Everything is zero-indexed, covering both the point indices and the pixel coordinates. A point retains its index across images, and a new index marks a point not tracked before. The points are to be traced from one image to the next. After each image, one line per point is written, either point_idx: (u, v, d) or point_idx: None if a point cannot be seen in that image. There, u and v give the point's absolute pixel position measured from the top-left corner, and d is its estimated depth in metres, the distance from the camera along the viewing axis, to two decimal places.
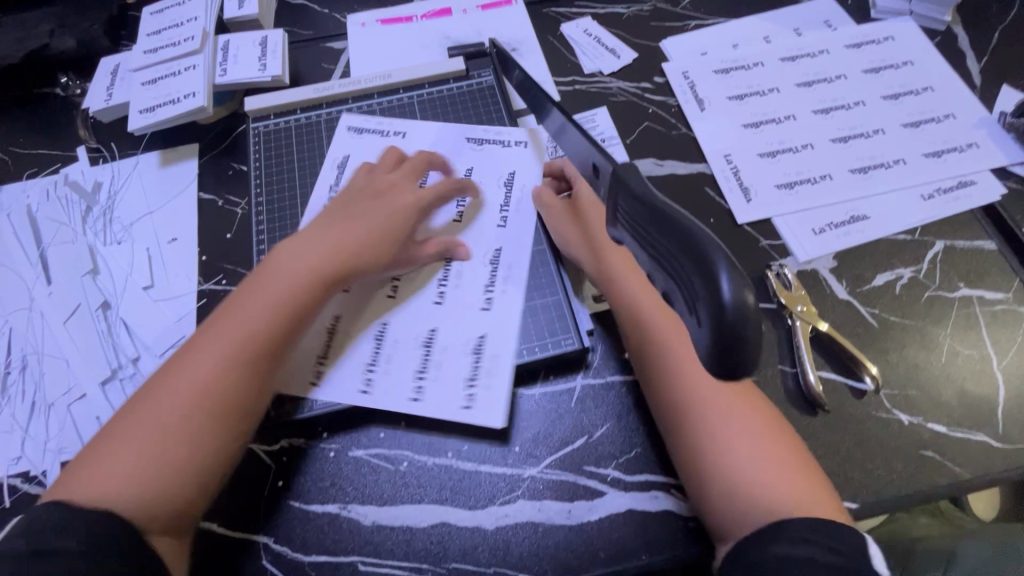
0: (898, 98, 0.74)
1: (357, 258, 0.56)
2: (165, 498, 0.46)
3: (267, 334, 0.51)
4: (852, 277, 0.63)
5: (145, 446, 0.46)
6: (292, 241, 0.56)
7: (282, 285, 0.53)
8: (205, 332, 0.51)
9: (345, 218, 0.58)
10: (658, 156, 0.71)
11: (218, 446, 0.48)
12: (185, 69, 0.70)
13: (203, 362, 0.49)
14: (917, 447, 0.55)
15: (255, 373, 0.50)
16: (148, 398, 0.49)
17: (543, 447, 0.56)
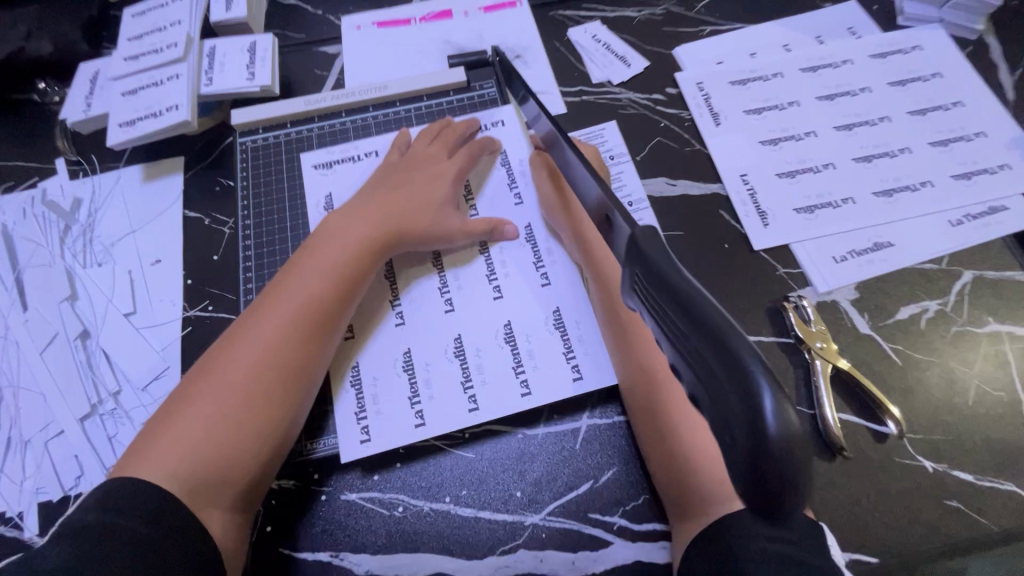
0: (926, 113, 0.70)
1: (401, 232, 0.58)
2: (228, 467, 0.47)
3: (319, 312, 0.53)
4: (875, 309, 0.59)
5: (207, 416, 0.48)
6: (336, 219, 0.58)
7: (334, 258, 0.55)
8: (260, 307, 0.53)
9: (385, 196, 0.59)
10: (670, 174, 0.68)
11: (278, 415, 0.50)
12: (168, 79, 0.66)
13: (262, 334, 0.51)
14: (941, 496, 0.52)
15: (311, 345, 0.53)
16: (206, 372, 0.50)
17: (546, 492, 0.53)
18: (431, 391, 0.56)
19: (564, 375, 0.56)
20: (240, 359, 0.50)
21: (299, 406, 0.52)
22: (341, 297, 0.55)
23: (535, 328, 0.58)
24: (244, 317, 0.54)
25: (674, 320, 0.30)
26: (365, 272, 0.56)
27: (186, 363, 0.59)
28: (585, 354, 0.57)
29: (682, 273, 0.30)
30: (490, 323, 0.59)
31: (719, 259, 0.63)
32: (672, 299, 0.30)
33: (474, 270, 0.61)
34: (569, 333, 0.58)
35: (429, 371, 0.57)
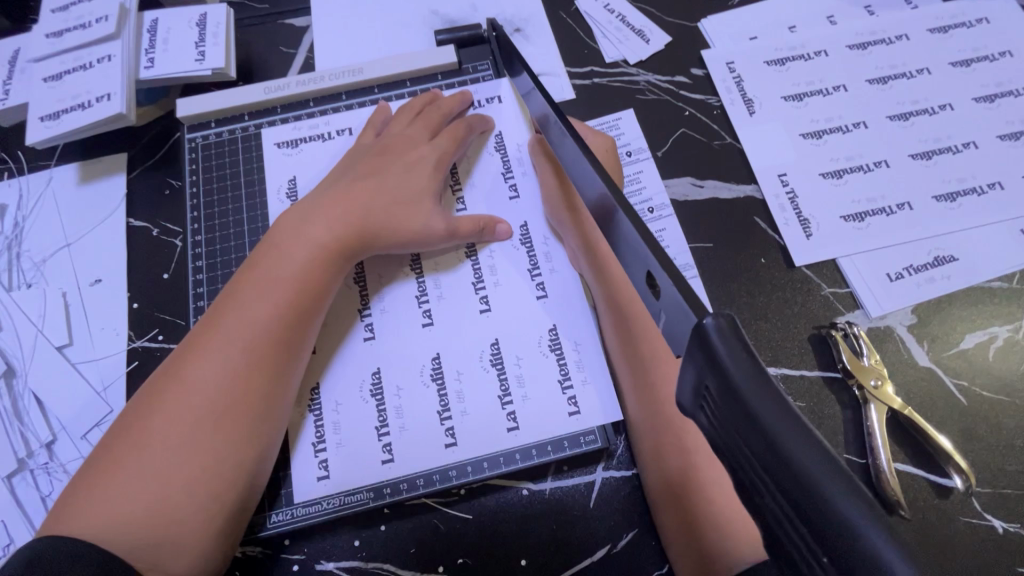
0: (993, 100, 0.60)
1: (375, 229, 0.48)
2: (172, 531, 0.38)
3: (283, 326, 0.44)
4: (936, 338, 0.51)
5: (144, 468, 0.38)
6: (292, 215, 0.48)
7: (293, 263, 0.45)
8: (205, 326, 0.43)
9: (358, 184, 0.49)
10: (697, 174, 0.58)
11: (235, 460, 0.40)
12: (98, 61, 0.54)
13: (208, 362, 0.41)
14: (1014, 561, 0.45)
15: (271, 371, 0.43)
16: (143, 410, 0.40)
17: (557, 560, 0.45)
18: (403, 421, 0.45)
19: (557, 407, 0.45)
20: (182, 393, 0.40)
21: (261, 448, 0.42)
22: (304, 311, 0.45)
23: (524, 349, 0.47)
24: (187, 339, 0.43)
25: (806, 524, 0.21)
26: (332, 279, 0.46)
27: None
28: (584, 383, 0.46)
29: (819, 454, 0.21)
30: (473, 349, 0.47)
31: (754, 275, 0.54)
32: (801, 494, 0.21)
33: (460, 279, 0.49)
34: (567, 356, 0.46)
35: (402, 398, 0.46)
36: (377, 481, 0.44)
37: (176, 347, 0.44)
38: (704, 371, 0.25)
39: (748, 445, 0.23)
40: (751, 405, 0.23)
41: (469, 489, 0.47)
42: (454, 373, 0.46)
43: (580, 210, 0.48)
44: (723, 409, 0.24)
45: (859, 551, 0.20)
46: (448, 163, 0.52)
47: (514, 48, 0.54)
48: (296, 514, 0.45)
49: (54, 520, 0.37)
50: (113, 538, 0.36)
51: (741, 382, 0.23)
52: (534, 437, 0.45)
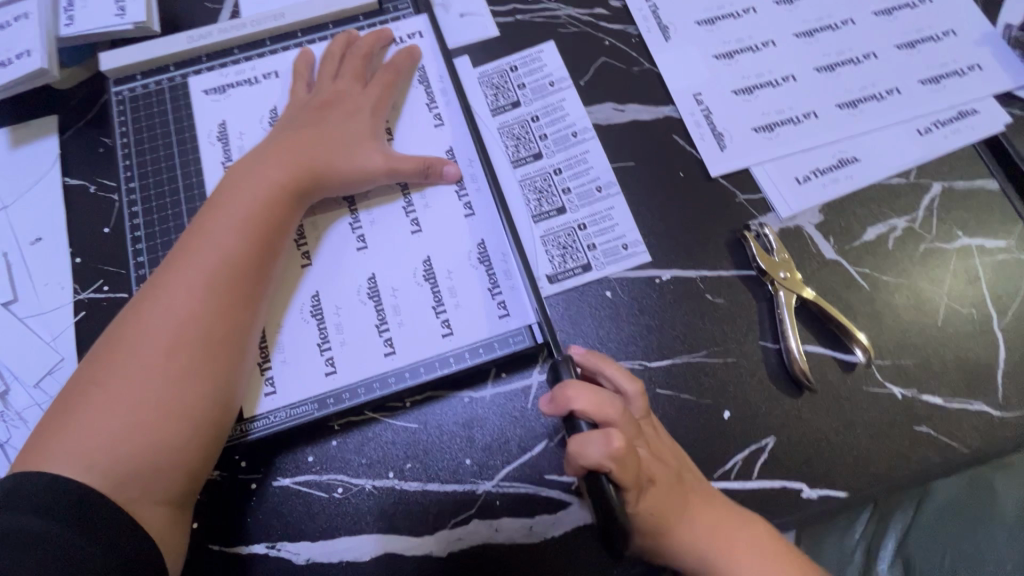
0: (892, 13, 0.63)
1: (325, 171, 0.49)
2: (157, 456, 0.40)
3: (244, 261, 0.45)
4: (841, 233, 0.55)
5: (124, 400, 0.40)
6: (247, 160, 0.50)
7: (249, 203, 0.47)
8: (169, 265, 0.45)
9: (303, 129, 0.51)
10: (617, 100, 0.60)
11: (211, 390, 0.43)
12: (15, 19, 0.54)
13: (178, 299, 0.43)
14: (912, 422, 0.50)
15: (238, 305, 0.45)
16: (118, 348, 0.42)
17: (499, 457, 0.49)
18: (343, 335, 0.49)
19: (488, 313, 0.50)
20: (156, 329, 0.42)
21: (236, 377, 0.44)
22: (265, 248, 0.47)
23: (452, 263, 0.51)
24: (151, 280, 0.45)
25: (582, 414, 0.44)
26: (289, 217, 0.48)
27: (82, 352, 0.51)
28: (511, 288, 0.50)
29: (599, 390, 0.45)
30: (409, 272, 0.51)
31: (675, 188, 0.57)
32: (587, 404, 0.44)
33: (391, 206, 0.52)
34: (494, 266, 0.51)
35: (342, 314, 0.50)
36: (321, 390, 0.48)
37: (142, 289, 0.45)
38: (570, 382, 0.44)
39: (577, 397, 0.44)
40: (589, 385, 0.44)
41: (415, 400, 0.50)
42: (388, 292, 0.50)
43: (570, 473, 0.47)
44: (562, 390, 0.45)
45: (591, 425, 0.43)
46: (382, 113, 0.54)
47: None
48: (254, 428, 0.48)
49: (37, 453, 0.39)
50: (103, 465, 0.39)
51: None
52: (467, 343, 0.49)
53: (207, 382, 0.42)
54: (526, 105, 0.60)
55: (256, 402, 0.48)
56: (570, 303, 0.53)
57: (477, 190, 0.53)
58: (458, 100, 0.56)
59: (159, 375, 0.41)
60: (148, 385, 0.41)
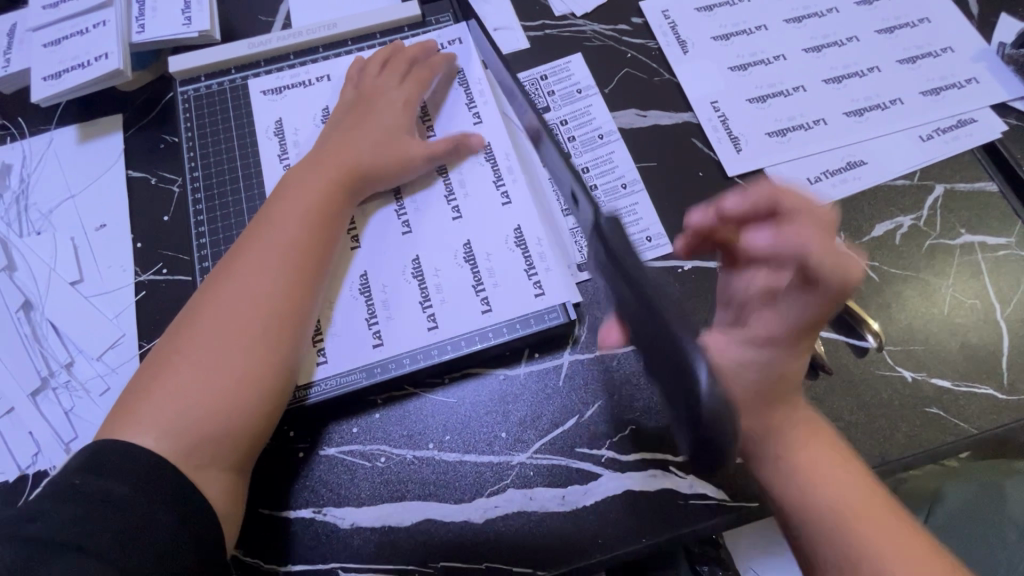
0: (893, 31, 0.68)
1: (375, 165, 0.54)
2: (229, 424, 0.44)
3: (306, 247, 0.49)
4: (851, 229, 0.59)
5: (201, 373, 0.44)
6: (304, 160, 0.54)
7: (309, 196, 0.51)
8: (237, 254, 0.49)
9: (354, 130, 0.56)
10: (640, 106, 0.65)
11: (279, 362, 0.46)
12: (94, 26, 0.60)
13: (247, 282, 0.47)
14: (922, 404, 0.52)
15: (302, 286, 0.48)
16: (194, 329, 0.46)
17: (533, 431, 0.52)
18: (389, 312, 0.53)
19: (525, 291, 0.53)
20: (226, 310, 0.46)
21: (299, 351, 0.48)
22: (325, 235, 0.51)
23: (490, 247, 0.55)
24: (220, 268, 0.49)
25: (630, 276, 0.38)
26: (344, 208, 0.53)
27: (142, 328, 0.55)
28: (546, 271, 0.54)
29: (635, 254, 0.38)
30: (450, 255, 0.55)
31: (695, 186, 0.61)
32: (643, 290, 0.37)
33: (433, 196, 0.57)
34: (530, 247, 0.55)
35: (388, 293, 0.53)
36: (367, 363, 0.52)
37: (211, 276, 0.49)
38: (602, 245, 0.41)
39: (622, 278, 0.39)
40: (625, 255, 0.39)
41: (453, 376, 0.53)
42: (430, 273, 0.54)
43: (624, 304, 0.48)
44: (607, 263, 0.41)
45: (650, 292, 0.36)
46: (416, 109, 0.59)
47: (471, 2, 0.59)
48: (304, 396, 0.51)
49: (119, 424, 0.43)
50: (180, 431, 0.42)
51: (613, 239, 0.40)
52: (504, 320, 0.53)
53: (273, 356, 0.46)
54: (556, 110, 0.65)
55: (309, 373, 0.51)
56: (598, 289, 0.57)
57: (510, 180, 0.57)
58: (494, 102, 0.61)
59: (231, 350, 0.45)
60: (221, 359, 0.44)
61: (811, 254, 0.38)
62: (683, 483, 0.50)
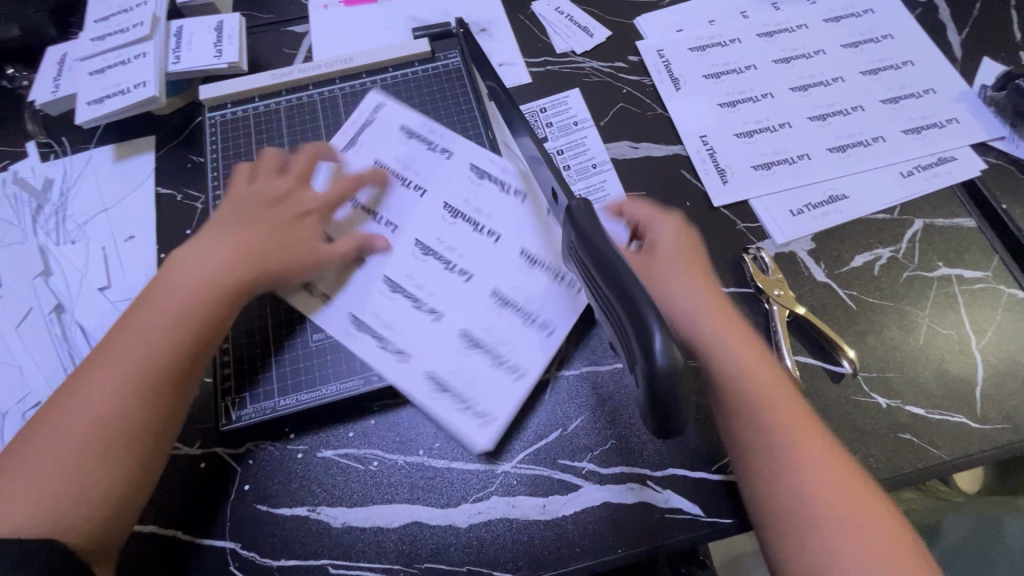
0: (877, 72, 0.71)
1: (263, 267, 0.55)
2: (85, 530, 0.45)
3: (172, 358, 0.49)
4: (831, 259, 0.62)
5: (46, 477, 0.45)
6: (190, 251, 0.55)
7: (183, 302, 0.51)
8: (106, 351, 0.50)
9: (246, 224, 0.56)
10: (633, 139, 0.69)
11: (131, 475, 0.47)
12: (135, 57, 0.66)
13: (105, 391, 0.47)
14: (895, 429, 0.54)
15: (162, 396, 0.49)
16: (49, 433, 0.47)
17: (518, 442, 0.54)
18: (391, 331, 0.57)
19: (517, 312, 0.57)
20: (82, 416, 0.47)
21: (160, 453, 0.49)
22: (199, 345, 0.51)
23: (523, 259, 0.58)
24: (88, 364, 0.50)
25: (599, 266, 0.38)
26: (226, 314, 0.53)
27: None
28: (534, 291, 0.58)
29: (608, 245, 0.39)
30: (493, 279, 0.58)
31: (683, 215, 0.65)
32: (613, 274, 0.37)
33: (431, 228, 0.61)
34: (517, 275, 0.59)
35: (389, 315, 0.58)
36: (366, 369, 0.56)
37: (77, 372, 0.50)
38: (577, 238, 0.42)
39: (595, 264, 0.39)
40: (598, 246, 0.39)
41: None
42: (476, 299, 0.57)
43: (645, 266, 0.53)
44: (580, 249, 0.41)
45: (619, 278, 0.36)
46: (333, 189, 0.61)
47: (480, 49, 0.65)
48: (308, 401, 0.55)
49: None
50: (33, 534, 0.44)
51: (583, 226, 0.41)
52: None
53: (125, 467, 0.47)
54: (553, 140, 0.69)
55: (310, 385, 0.56)
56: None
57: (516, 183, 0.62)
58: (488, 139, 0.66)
59: (82, 461, 0.46)
60: (70, 470, 0.45)
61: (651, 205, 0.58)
62: (659, 496, 0.52)
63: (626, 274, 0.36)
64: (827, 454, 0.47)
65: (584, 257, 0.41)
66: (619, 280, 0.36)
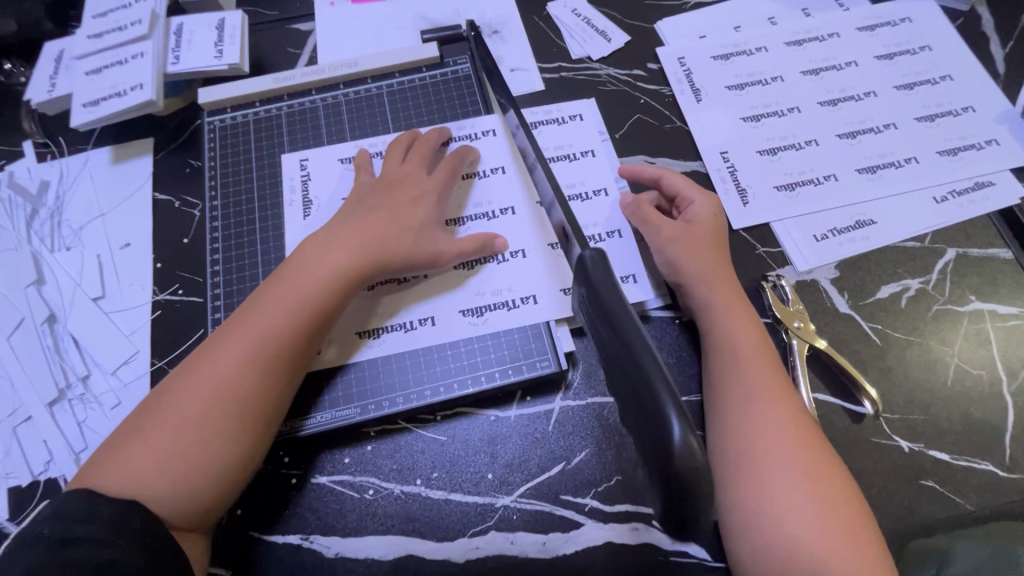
0: (913, 87, 0.67)
1: (382, 257, 0.52)
2: (191, 502, 0.43)
3: (294, 341, 0.48)
4: (855, 289, 0.58)
5: (168, 443, 0.44)
6: (315, 239, 0.53)
7: (308, 286, 0.50)
8: (232, 326, 0.48)
9: (369, 212, 0.55)
10: (649, 153, 0.66)
11: (240, 457, 0.45)
12: (132, 57, 0.64)
13: (226, 366, 0.46)
14: (917, 475, 0.51)
15: (279, 381, 0.47)
16: (170, 401, 0.45)
17: (519, 474, 0.52)
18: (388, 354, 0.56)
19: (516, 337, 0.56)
20: (204, 388, 0.45)
21: (264, 444, 0.47)
22: (314, 338, 0.49)
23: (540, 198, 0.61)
24: (215, 336, 0.48)
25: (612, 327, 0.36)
26: (339, 306, 0.50)
27: (156, 345, 0.58)
28: (528, 313, 0.57)
29: (620, 302, 0.37)
30: (540, 228, 0.60)
31: None
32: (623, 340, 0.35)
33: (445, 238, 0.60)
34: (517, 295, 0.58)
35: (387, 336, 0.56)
36: (363, 398, 0.54)
37: (203, 342, 0.48)
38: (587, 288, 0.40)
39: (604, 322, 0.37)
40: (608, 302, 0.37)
41: (445, 414, 0.54)
42: (544, 244, 0.59)
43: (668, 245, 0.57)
44: (592, 302, 0.39)
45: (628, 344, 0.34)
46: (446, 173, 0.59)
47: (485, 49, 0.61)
48: (301, 428, 0.53)
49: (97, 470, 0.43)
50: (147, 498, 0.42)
51: (604, 292, 0.37)
52: (497, 365, 0.55)
53: (238, 446, 0.45)
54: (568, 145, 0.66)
55: (305, 408, 0.54)
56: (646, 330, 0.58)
57: (485, 136, 0.64)
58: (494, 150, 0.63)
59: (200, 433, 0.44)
60: (189, 439, 0.44)
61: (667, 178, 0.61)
62: (664, 538, 0.50)
63: (647, 359, 0.33)
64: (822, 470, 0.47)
65: (595, 310, 0.39)
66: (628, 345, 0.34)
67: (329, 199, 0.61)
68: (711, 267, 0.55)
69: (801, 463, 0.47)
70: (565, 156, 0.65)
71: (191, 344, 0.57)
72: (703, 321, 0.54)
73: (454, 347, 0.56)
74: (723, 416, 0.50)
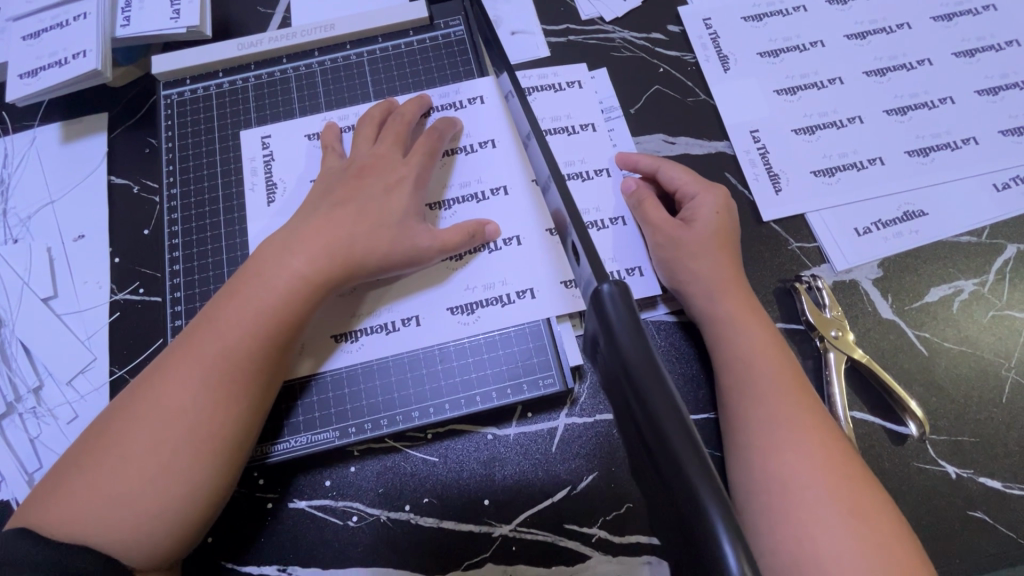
0: (974, 54, 0.58)
1: (354, 256, 0.45)
2: (145, 545, 0.38)
3: (255, 355, 0.42)
4: (900, 291, 0.52)
5: (115, 478, 0.38)
6: (274, 243, 0.46)
7: (269, 292, 0.43)
8: (185, 341, 0.42)
9: (338, 204, 0.47)
10: (668, 131, 0.58)
11: (201, 490, 0.39)
12: (74, 19, 0.55)
13: (178, 388, 0.40)
14: (965, 505, 0.46)
15: (240, 402, 0.41)
16: (118, 430, 0.40)
17: (519, 499, 0.47)
18: (370, 366, 0.50)
19: (513, 340, 0.50)
20: (155, 413, 0.40)
21: (227, 476, 0.41)
22: (278, 350, 0.43)
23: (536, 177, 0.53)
24: (167, 354, 0.43)
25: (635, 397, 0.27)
26: (305, 317, 0.44)
27: (114, 352, 0.52)
28: (524, 312, 0.50)
29: (647, 364, 0.27)
30: (537, 211, 0.53)
31: None
32: (650, 421, 0.26)
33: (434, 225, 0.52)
34: (512, 292, 0.51)
35: (366, 346, 0.50)
36: (342, 419, 0.49)
37: (155, 361, 0.43)
38: (599, 330, 0.30)
39: (622, 384, 0.28)
40: (630, 360, 0.28)
41: (436, 432, 0.49)
42: (541, 229, 0.52)
43: (678, 246, 0.49)
44: (607, 353, 0.30)
45: (659, 427, 0.26)
46: (426, 150, 0.51)
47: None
48: (277, 450, 0.48)
49: (37, 512, 0.38)
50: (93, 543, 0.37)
51: (631, 358, 0.28)
52: (494, 379, 0.49)
53: (197, 479, 0.39)
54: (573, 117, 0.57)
55: (280, 426, 0.48)
56: (655, 337, 0.51)
57: (472, 104, 0.56)
58: (487, 123, 0.55)
59: (152, 466, 0.38)
60: (139, 474, 0.38)
61: (663, 167, 0.53)
62: None
63: (695, 471, 0.24)
64: (884, 530, 0.39)
65: (609, 362, 0.30)
66: (658, 428, 0.26)
67: (300, 183, 0.53)
68: (726, 271, 0.49)
69: (839, 505, 0.39)
70: (567, 129, 0.57)
71: (151, 352, 0.51)
72: (719, 334, 0.47)
73: (443, 353, 0.50)
74: (746, 443, 0.43)
